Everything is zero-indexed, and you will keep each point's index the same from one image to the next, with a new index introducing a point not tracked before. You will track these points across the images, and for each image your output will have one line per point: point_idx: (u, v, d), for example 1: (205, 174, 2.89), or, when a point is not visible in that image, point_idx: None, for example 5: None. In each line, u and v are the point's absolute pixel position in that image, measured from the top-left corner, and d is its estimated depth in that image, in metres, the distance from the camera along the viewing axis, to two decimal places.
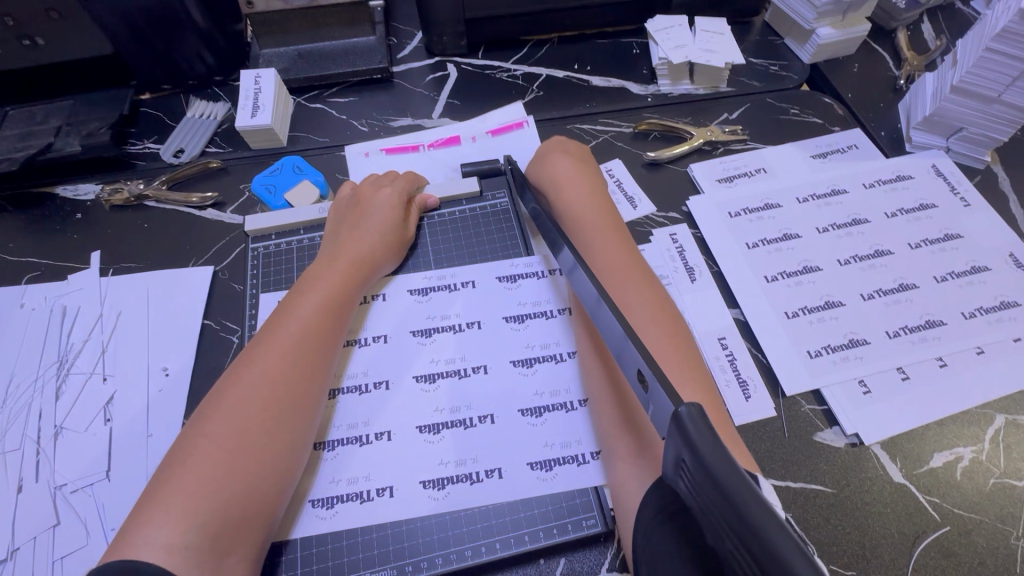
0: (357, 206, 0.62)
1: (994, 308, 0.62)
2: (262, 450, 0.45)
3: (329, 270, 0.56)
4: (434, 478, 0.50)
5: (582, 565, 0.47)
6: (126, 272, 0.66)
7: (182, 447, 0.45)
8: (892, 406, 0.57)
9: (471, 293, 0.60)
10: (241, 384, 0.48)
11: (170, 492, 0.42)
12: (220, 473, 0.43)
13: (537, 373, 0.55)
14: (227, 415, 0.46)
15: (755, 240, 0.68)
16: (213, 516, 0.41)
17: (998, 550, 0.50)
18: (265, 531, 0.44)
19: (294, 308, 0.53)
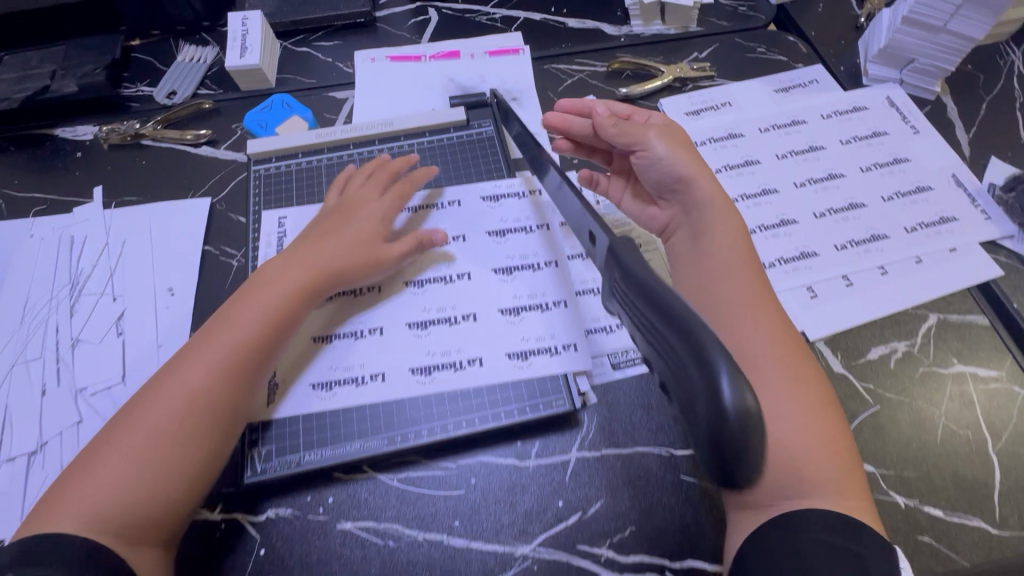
0: (339, 216, 0.61)
1: (934, 223, 0.68)
2: (178, 478, 0.46)
3: (278, 277, 0.55)
4: (423, 366, 0.57)
5: (553, 446, 0.56)
6: (128, 205, 0.70)
7: (106, 435, 0.47)
8: (836, 308, 0.63)
9: (456, 211, 0.65)
10: (167, 388, 0.49)
11: (79, 483, 0.45)
12: (130, 473, 0.45)
13: (516, 279, 0.61)
14: (149, 418, 0.47)
15: (718, 167, 0.73)
16: (113, 515, 0.44)
17: (922, 426, 0.57)
18: (177, 530, 0.47)
19: (234, 315, 0.53)
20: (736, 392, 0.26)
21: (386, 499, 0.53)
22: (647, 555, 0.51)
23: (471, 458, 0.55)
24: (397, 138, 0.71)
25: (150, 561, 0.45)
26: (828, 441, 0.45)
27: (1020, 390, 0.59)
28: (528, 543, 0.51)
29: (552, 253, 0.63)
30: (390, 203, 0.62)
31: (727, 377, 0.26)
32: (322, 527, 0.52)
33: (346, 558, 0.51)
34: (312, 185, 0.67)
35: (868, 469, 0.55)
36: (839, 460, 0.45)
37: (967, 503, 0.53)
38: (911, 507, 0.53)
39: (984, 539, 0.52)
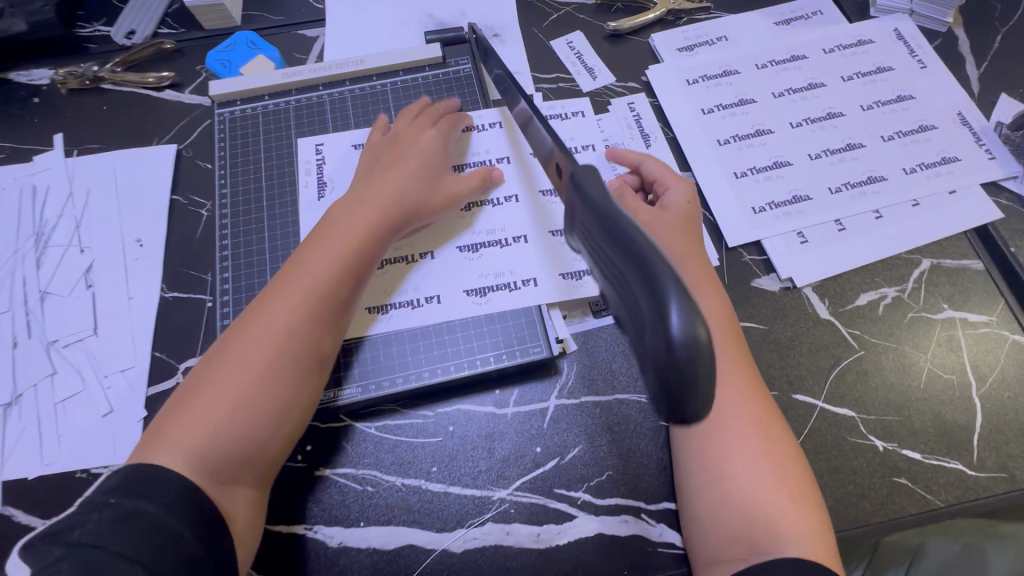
0: (401, 154, 0.57)
1: (934, 164, 0.65)
2: (279, 417, 0.44)
3: (352, 214, 0.52)
4: (478, 288, 0.57)
5: (531, 394, 0.55)
6: (90, 153, 0.67)
7: (202, 371, 0.45)
8: (825, 253, 0.61)
9: (494, 133, 0.64)
10: (260, 324, 0.46)
11: (183, 416, 0.42)
12: (236, 410, 0.43)
13: (543, 203, 0.61)
14: (242, 356, 0.44)
15: (710, 106, 0.69)
16: (220, 450, 0.42)
17: (906, 371, 0.56)
18: (270, 470, 0.46)
19: (318, 250, 0.49)
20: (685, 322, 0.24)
21: (364, 447, 0.53)
22: (623, 498, 0.51)
23: (449, 407, 0.55)
24: (370, 77, 0.66)
25: (244, 499, 0.43)
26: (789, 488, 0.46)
27: (1010, 335, 0.57)
28: (505, 488, 0.52)
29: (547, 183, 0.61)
30: (448, 143, 0.60)
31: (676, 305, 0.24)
32: (300, 473, 0.52)
33: (324, 503, 0.51)
34: (281, 128, 0.64)
35: (848, 414, 0.54)
36: (801, 505, 0.45)
37: (945, 447, 0.53)
38: (888, 451, 0.53)
39: (959, 481, 0.52)
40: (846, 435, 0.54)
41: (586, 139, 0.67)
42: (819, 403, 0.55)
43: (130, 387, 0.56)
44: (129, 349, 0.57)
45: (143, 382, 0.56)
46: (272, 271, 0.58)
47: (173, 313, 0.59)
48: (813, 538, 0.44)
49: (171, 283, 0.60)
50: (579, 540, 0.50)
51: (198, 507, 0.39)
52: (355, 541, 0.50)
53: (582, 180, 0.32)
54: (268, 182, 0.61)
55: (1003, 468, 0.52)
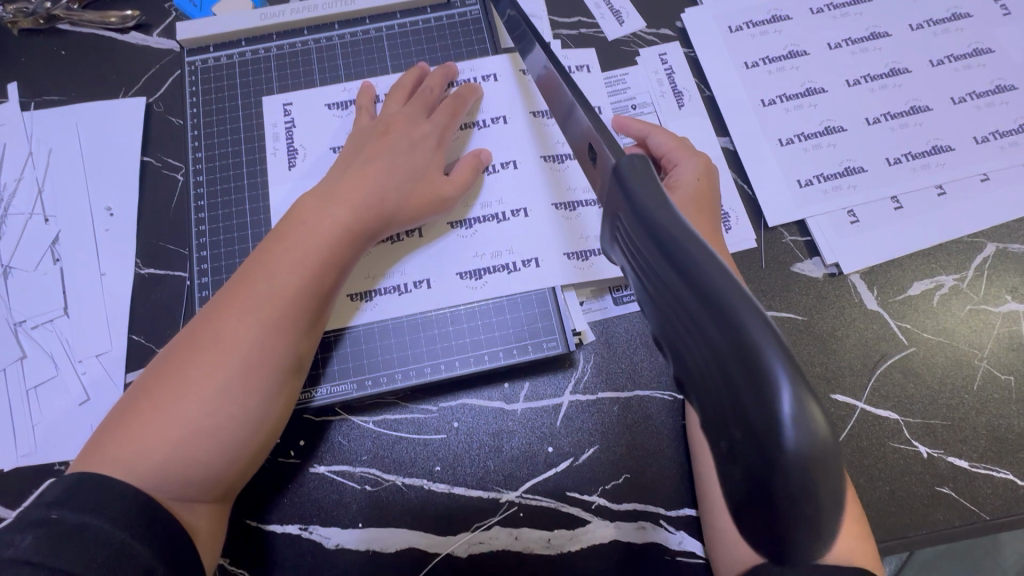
0: (386, 137, 0.50)
1: (1011, 132, 0.56)
2: (240, 440, 0.41)
3: (324, 210, 0.45)
4: (472, 270, 0.51)
5: (544, 389, 0.50)
6: (49, 106, 0.59)
7: (153, 383, 0.40)
8: (878, 235, 0.54)
9: (493, 87, 0.54)
10: (220, 337, 0.41)
11: (131, 432, 0.38)
12: (193, 429, 0.39)
13: (526, 172, 0.52)
14: (202, 364, 0.40)
15: (755, 59, 0.60)
16: (177, 474, 0.38)
17: (959, 370, 0.51)
18: (232, 487, 0.43)
19: (283, 254, 0.44)
20: (804, 419, 0.17)
21: (362, 443, 0.49)
22: (641, 504, 0.48)
23: (454, 401, 0.50)
24: (362, 20, 0.57)
25: (204, 515, 0.41)
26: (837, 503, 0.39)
27: None
28: (514, 490, 0.48)
29: (548, 148, 0.53)
30: (443, 122, 0.51)
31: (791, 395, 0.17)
32: (294, 470, 0.49)
33: (320, 502, 0.48)
34: (261, 80, 0.56)
35: (891, 416, 0.50)
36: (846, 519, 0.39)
37: (996, 454, 0.49)
38: (933, 458, 0.49)
39: (1009, 492, 0.48)
40: (887, 439, 0.49)
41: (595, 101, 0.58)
42: (859, 403, 0.50)
43: (107, 374, 0.51)
44: (104, 331, 0.52)
45: (121, 368, 0.51)
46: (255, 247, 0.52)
47: (150, 293, 0.53)
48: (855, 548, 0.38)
49: (147, 259, 0.54)
50: (593, 546, 0.47)
51: (152, 528, 0.36)
52: (353, 543, 0.47)
53: (636, 182, 0.25)
54: (249, 144, 0.54)
55: None
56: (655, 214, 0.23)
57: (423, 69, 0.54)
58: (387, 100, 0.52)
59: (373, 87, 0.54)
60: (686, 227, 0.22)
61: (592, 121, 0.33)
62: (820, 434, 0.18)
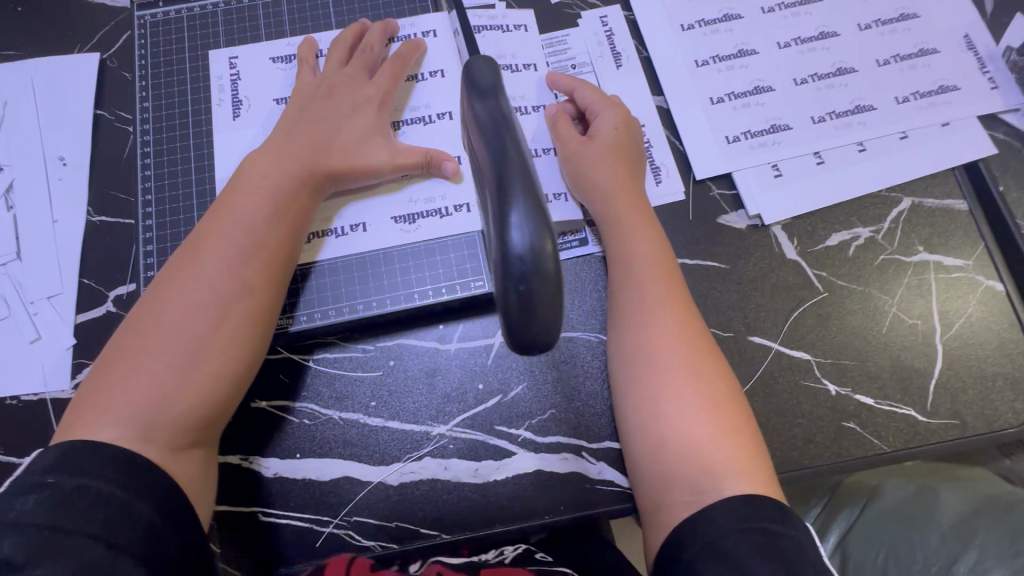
0: (328, 98, 0.51)
1: (930, 93, 0.59)
2: (220, 377, 0.43)
3: (267, 164, 0.48)
4: (406, 215, 0.53)
5: (476, 330, 0.53)
6: (3, 60, 0.61)
7: (125, 347, 0.42)
8: (799, 189, 0.56)
9: (432, 42, 0.56)
10: (186, 290, 0.43)
11: (110, 394, 0.41)
12: (172, 373, 0.42)
13: (461, 122, 0.54)
14: (174, 316, 0.43)
15: (691, 22, 0.62)
16: (162, 422, 0.41)
17: (870, 315, 0.54)
18: (215, 433, 0.45)
19: (235, 210, 0.46)
20: (524, 228, 0.30)
21: (301, 380, 0.52)
22: (565, 436, 0.50)
23: (388, 339, 0.52)
24: None
25: (193, 461, 0.43)
26: (734, 433, 0.43)
27: (985, 281, 0.54)
28: (445, 423, 0.51)
29: None
30: (387, 86, 0.52)
31: (516, 214, 0.30)
32: (236, 405, 0.51)
33: (262, 435, 0.51)
34: (209, 35, 0.57)
35: (804, 357, 0.52)
36: (746, 448, 0.43)
37: (900, 392, 0.52)
38: (841, 396, 0.52)
39: (910, 427, 0.51)
40: (799, 378, 0.52)
41: (528, 58, 0.60)
42: (774, 345, 0.53)
43: (58, 315, 0.53)
44: (55, 274, 0.54)
45: (71, 309, 0.53)
46: (200, 194, 0.54)
47: (101, 239, 0.55)
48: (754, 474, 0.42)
49: (98, 207, 0.56)
50: (519, 476, 0.50)
51: (150, 488, 0.38)
52: (293, 472, 0.50)
53: (485, 95, 0.36)
54: (196, 95, 0.56)
55: (956, 415, 0.51)
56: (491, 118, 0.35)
57: (361, 26, 0.55)
58: (328, 58, 0.53)
59: (316, 41, 0.56)
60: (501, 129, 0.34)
61: (477, 58, 0.38)
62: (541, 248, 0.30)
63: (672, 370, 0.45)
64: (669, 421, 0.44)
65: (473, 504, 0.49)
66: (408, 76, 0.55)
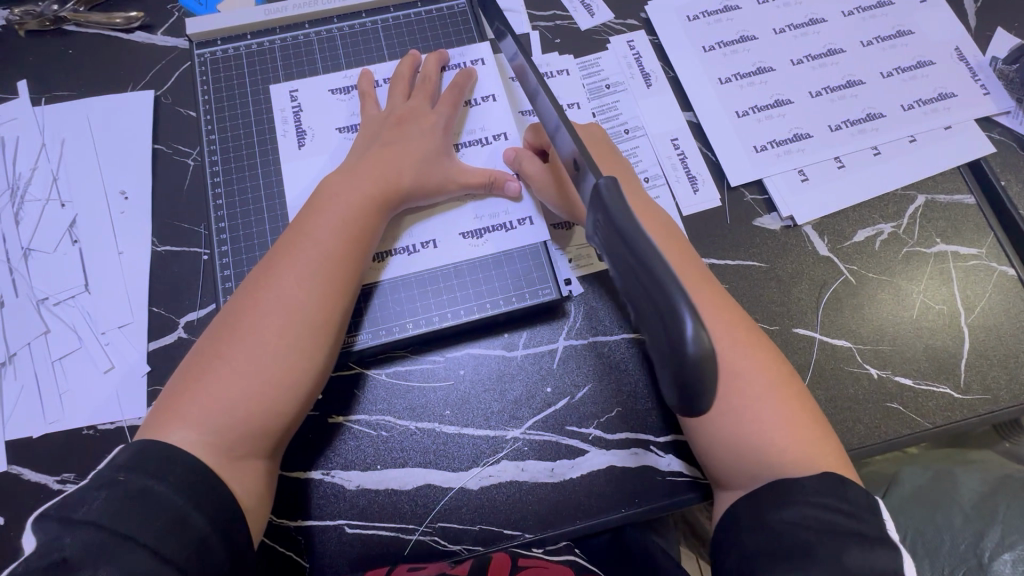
0: (398, 127, 0.55)
1: (932, 100, 0.65)
2: (284, 395, 0.45)
3: (349, 187, 0.51)
4: (473, 230, 0.56)
5: (541, 336, 0.55)
6: (60, 100, 0.63)
7: (201, 357, 0.45)
8: (825, 191, 0.61)
9: (481, 70, 0.61)
10: (262, 307, 0.46)
11: (183, 401, 0.43)
12: (245, 386, 0.44)
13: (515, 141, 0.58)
14: (250, 330, 0.45)
15: (711, 44, 0.67)
16: (226, 430, 0.43)
17: (901, 301, 0.58)
18: (279, 445, 0.46)
19: (311, 230, 0.49)
20: (702, 335, 0.29)
21: (377, 393, 0.54)
22: (632, 432, 0.53)
23: (460, 350, 0.55)
24: (359, 14, 0.63)
25: (255, 473, 0.45)
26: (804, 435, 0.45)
27: (998, 266, 0.59)
28: (519, 426, 0.53)
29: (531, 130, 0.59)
30: (447, 112, 0.57)
31: (694, 325, 0.29)
32: (314, 421, 0.53)
33: (341, 449, 0.52)
34: (267, 70, 0.60)
35: (845, 345, 0.56)
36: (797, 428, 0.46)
37: (936, 372, 0.56)
38: (883, 378, 0.56)
39: (948, 404, 0.55)
40: (844, 364, 0.56)
41: (571, 98, 0.64)
42: (816, 335, 0.57)
43: (130, 344, 0.54)
44: (124, 304, 0.55)
45: (143, 337, 0.54)
46: (270, 219, 0.56)
47: (167, 267, 0.57)
48: (830, 466, 0.44)
49: (163, 237, 0.58)
50: (592, 473, 0.52)
51: (207, 495, 0.40)
52: (374, 484, 0.51)
53: (611, 198, 0.34)
54: (259, 127, 0.58)
55: (987, 391, 0.55)
56: (621, 220, 0.33)
57: (415, 57, 0.59)
58: (391, 90, 0.57)
59: (372, 73, 0.59)
60: (638, 226, 0.32)
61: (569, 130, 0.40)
62: (710, 349, 0.29)
63: (742, 383, 0.46)
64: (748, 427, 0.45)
65: (551, 505, 0.51)
66: (464, 102, 0.59)
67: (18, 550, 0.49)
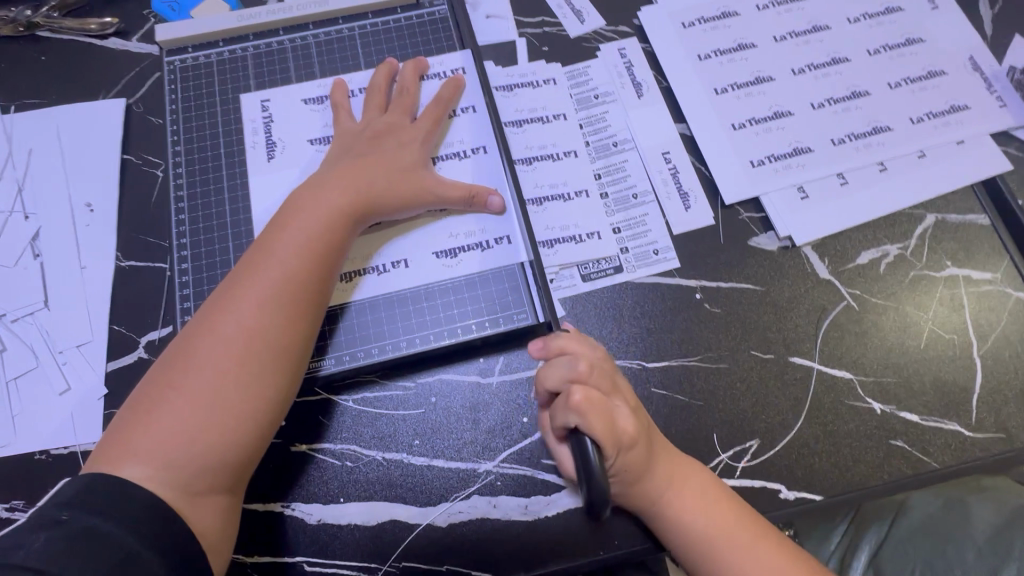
0: (372, 140, 0.52)
1: (943, 112, 0.61)
2: (243, 425, 0.42)
3: (317, 201, 0.48)
4: (447, 249, 0.53)
5: (517, 363, 0.52)
6: (29, 109, 0.61)
7: (154, 385, 0.42)
8: (826, 209, 0.57)
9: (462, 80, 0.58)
10: (221, 329, 0.43)
11: (134, 432, 0.41)
12: (201, 416, 0.41)
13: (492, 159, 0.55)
14: (207, 355, 0.42)
15: (708, 52, 0.64)
16: (181, 463, 0.40)
17: (907, 328, 0.54)
18: (241, 477, 0.44)
19: (275, 247, 0.46)
20: None
21: (341, 421, 0.51)
22: None
23: (430, 377, 0.52)
24: (336, 20, 0.60)
25: (213, 508, 0.42)
26: (737, 534, 0.45)
27: (1014, 293, 0.55)
28: (491, 459, 0.50)
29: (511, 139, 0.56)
30: (427, 126, 0.54)
31: None
32: (276, 450, 0.50)
33: (301, 481, 0.49)
34: (238, 78, 0.58)
35: (846, 376, 0.52)
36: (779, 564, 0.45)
37: (944, 408, 0.52)
38: (886, 414, 0.51)
39: (957, 442, 0.51)
40: (844, 397, 0.52)
41: (557, 108, 0.61)
42: (814, 365, 0.53)
43: (88, 364, 0.52)
44: (84, 321, 0.53)
45: (102, 358, 0.52)
46: (236, 235, 0.53)
47: (131, 283, 0.54)
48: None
49: (127, 251, 0.55)
50: (570, 510, 0.48)
51: (156, 537, 0.38)
52: (336, 518, 0.48)
53: None
54: (227, 138, 0.56)
55: (1001, 429, 0.51)
56: None
57: (392, 66, 0.56)
58: (366, 101, 0.55)
59: (346, 82, 0.57)
60: None
61: None
62: None
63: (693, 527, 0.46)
64: (674, 522, 0.46)
65: (524, 544, 0.48)
66: (447, 113, 0.56)
67: None
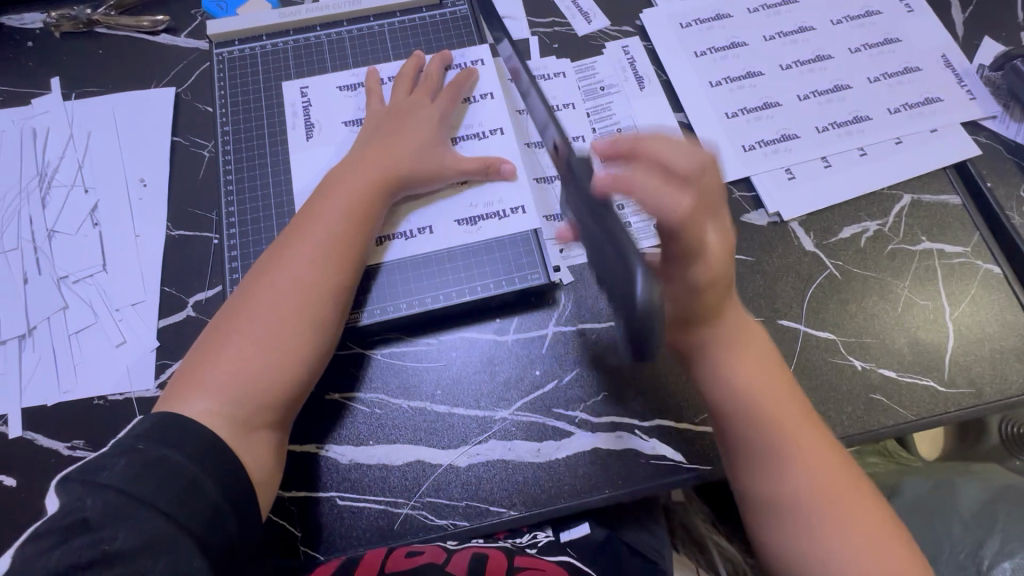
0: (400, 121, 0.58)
1: (919, 104, 0.67)
2: (292, 366, 0.47)
3: (357, 175, 0.54)
4: (468, 218, 0.59)
5: (529, 322, 0.57)
6: (88, 96, 0.67)
7: (214, 335, 0.48)
8: (811, 188, 0.63)
9: (481, 69, 0.64)
10: (274, 284, 0.49)
11: (198, 375, 0.46)
12: (258, 359, 0.46)
13: (506, 141, 0.61)
14: (261, 307, 0.48)
15: (703, 49, 0.70)
16: (240, 401, 0.45)
17: (885, 294, 0.59)
18: (289, 418, 0.49)
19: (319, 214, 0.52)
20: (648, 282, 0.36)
21: (370, 371, 0.56)
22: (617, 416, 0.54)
23: (452, 333, 0.57)
24: (367, 18, 0.67)
25: (266, 444, 0.46)
26: (813, 447, 0.47)
27: (983, 265, 0.60)
28: (507, 408, 0.55)
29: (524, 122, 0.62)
30: (445, 106, 0.60)
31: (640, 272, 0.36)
32: (312, 397, 0.55)
33: (333, 425, 0.54)
34: (279, 69, 0.64)
35: (829, 337, 0.58)
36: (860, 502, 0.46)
37: (920, 366, 0.57)
38: (866, 370, 0.57)
39: (931, 397, 0.56)
40: (827, 355, 0.57)
41: (566, 99, 0.67)
42: (800, 327, 0.58)
43: (141, 321, 0.57)
44: (139, 282, 0.59)
45: (154, 315, 0.57)
46: (277, 206, 0.59)
47: (181, 250, 0.60)
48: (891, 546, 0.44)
49: (177, 222, 0.61)
50: (578, 454, 0.53)
51: (218, 463, 0.42)
52: (365, 459, 0.53)
53: (580, 167, 0.43)
54: (270, 121, 0.62)
55: (971, 385, 0.56)
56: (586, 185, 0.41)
57: (419, 58, 0.63)
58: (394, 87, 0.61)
59: (377, 71, 0.63)
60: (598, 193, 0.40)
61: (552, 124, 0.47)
62: (655, 294, 0.36)
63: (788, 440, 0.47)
64: (751, 425, 0.48)
65: (536, 484, 0.53)
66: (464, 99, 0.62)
67: (28, 511, 0.51)
